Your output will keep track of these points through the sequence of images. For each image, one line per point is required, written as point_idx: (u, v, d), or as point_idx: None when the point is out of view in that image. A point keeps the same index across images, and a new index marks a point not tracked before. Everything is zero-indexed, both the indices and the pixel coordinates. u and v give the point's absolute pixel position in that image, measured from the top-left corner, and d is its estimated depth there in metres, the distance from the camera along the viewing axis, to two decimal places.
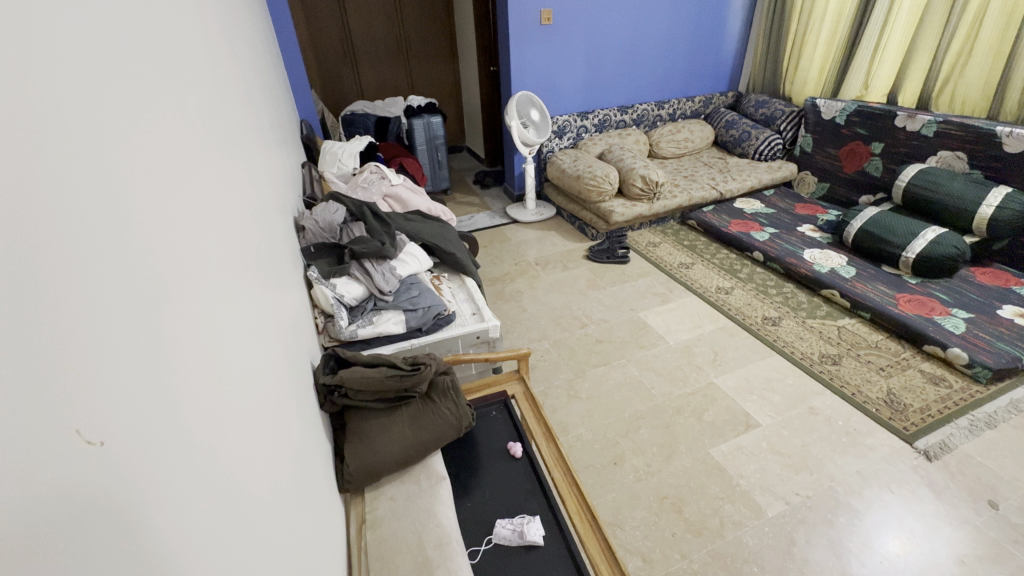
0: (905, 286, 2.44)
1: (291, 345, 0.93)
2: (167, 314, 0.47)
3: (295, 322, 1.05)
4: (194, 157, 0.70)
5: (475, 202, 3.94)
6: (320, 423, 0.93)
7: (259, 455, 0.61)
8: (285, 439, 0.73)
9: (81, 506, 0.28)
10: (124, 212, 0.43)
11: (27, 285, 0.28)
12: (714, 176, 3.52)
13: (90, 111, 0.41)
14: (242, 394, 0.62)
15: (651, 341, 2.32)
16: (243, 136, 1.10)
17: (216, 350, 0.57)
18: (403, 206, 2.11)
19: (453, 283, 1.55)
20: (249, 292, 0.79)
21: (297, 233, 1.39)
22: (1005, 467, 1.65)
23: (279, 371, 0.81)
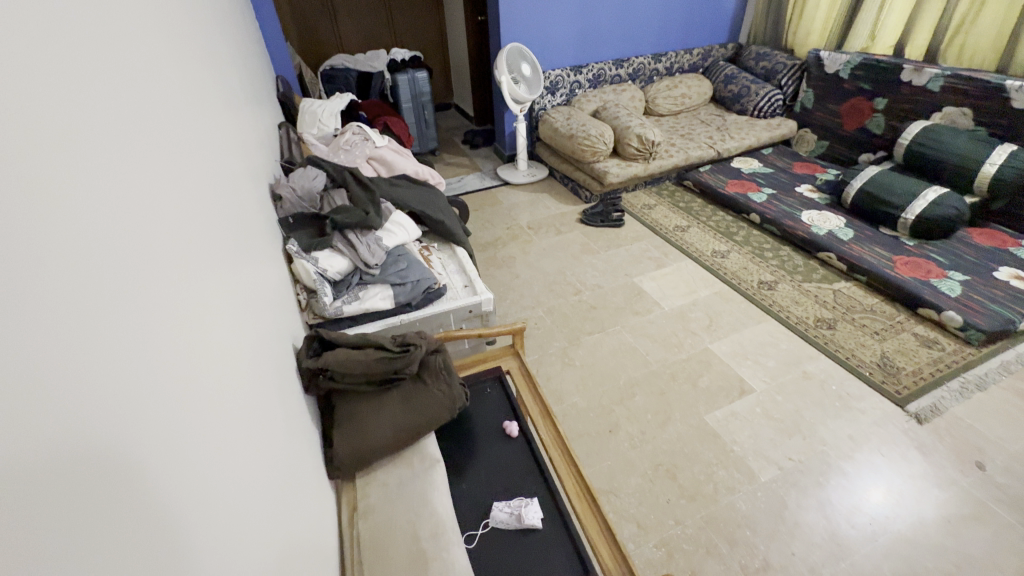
0: (903, 248, 2.40)
1: (275, 327, 0.88)
2: (159, 309, 0.47)
3: (278, 302, 0.99)
4: (175, 144, 0.69)
5: (464, 163, 3.79)
6: (309, 408, 0.89)
7: (250, 439, 0.60)
8: (274, 421, 0.71)
9: (79, 484, 0.29)
10: (83, 188, 0.40)
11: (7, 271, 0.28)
12: (711, 135, 3.39)
13: (33, 76, 0.37)
14: (228, 376, 0.60)
15: (646, 306, 2.29)
16: (210, 97, 1.00)
17: (197, 335, 0.54)
18: (389, 169, 2.00)
19: (443, 253, 1.48)
20: (227, 274, 0.74)
21: (273, 202, 1.28)
22: (993, 428, 1.68)
23: (264, 357, 0.78)
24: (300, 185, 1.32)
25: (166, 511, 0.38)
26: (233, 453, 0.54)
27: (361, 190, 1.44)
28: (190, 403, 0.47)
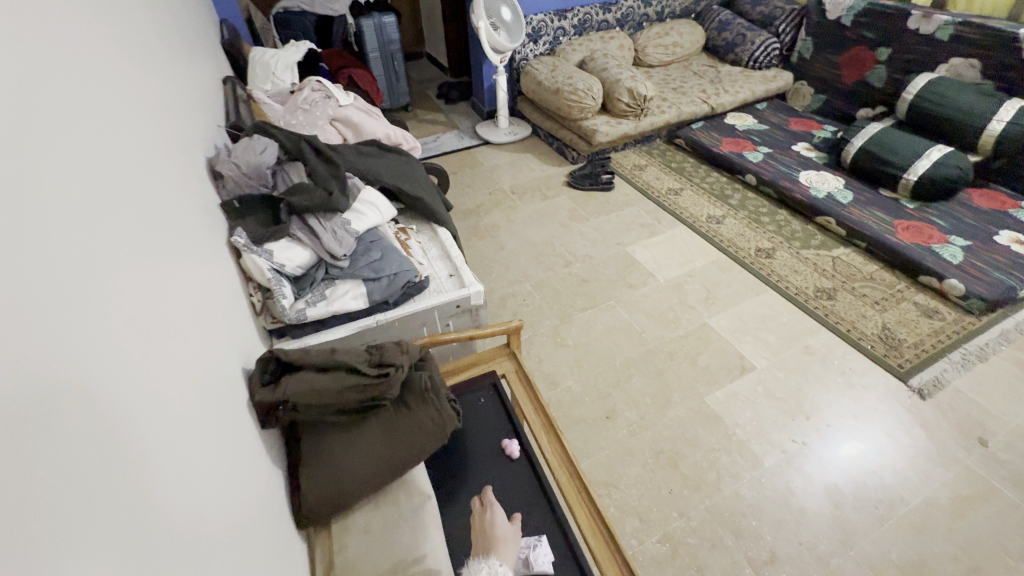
0: (903, 211, 2.31)
1: (193, 360, 0.70)
2: (87, 341, 0.50)
3: (206, 319, 0.80)
4: (98, 161, 0.68)
5: (440, 120, 3.50)
6: (250, 453, 0.74)
7: (156, 471, 0.52)
8: (198, 438, 0.62)
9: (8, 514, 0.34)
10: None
11: None
12: (704, 88, 3.18)
13: None
14: (120, 398, 0.51)
15: (640, 279, 2.16)
16: (85, 53, 0.77)
17: (93, 362, 0.49)
18: (355, 131, 1.75)
19: (423, 236, 1.32)
20: (103, 300, 0.56)
21: (212, 182, 1.09)
22: (994, 402, 1.64)
23: (177, 401, 0.61)
24: (245, 161, 1.11)
25: (110, 533, 0.42)
26: (128, 491, 0.47)
27: (324, 165, 1.23)
28: (47, 446, 0.40)
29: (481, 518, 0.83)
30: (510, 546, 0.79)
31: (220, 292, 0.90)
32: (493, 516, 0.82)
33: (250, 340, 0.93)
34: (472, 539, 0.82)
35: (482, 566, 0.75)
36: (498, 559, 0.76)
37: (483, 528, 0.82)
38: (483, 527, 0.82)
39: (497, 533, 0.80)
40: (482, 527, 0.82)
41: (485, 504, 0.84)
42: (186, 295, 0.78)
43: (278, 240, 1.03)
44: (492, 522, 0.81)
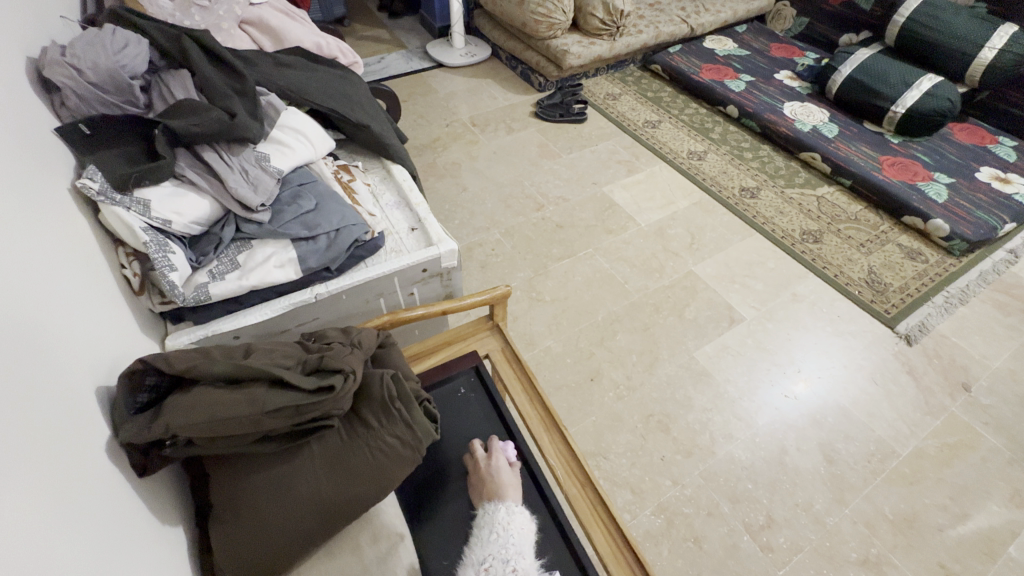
0: (888, 147, 2.19)
1: (60, 354, 0.52)
2: (21, 298, 0.49)
3: (71, 296, 0.58)
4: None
5: (383, 37, 3.00)
6: (119, 512, 0.50)
7: (69, 427, 0.48)
8: (72, 414, 0.50)
9: None
10: None
11: None
12: (683, 6, 2.87)
13: None
14: (24, 352, 0.46)
15: (620, 223, 1.95)
16: None
17: (27, 315, 0.49)
18: (275, 38, 1.36)
19: (373, 178, 1.03)
20: None
21: (44, 97, 0.72)
22: (976, 345, 1.62)
23: (34, 423, 0.44)
24: (92, 63, 0.75)
25: (67, 473, 0.45)
26: (45, 447, 0.44)
27: (227, 81, 0.90)
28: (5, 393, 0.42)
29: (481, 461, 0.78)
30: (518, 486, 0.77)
31: (76, 259, 0.62)
32: (498, 459, 0.77)
33: (117, 332, 0.64)
34: (471, 481, 0.77)
35: (496, 505, 0.72)
36: (511, 498, 0.74)
37: (486, 471, 0.77)
38: (487, 470, 0.77)
39: (504, 475, 0.76)
40: (485, 470, 0.77)
41: (486, 448, 0.79)
42: None
43: (157, 185, 0.73)
44: (496, 465, 0.77)
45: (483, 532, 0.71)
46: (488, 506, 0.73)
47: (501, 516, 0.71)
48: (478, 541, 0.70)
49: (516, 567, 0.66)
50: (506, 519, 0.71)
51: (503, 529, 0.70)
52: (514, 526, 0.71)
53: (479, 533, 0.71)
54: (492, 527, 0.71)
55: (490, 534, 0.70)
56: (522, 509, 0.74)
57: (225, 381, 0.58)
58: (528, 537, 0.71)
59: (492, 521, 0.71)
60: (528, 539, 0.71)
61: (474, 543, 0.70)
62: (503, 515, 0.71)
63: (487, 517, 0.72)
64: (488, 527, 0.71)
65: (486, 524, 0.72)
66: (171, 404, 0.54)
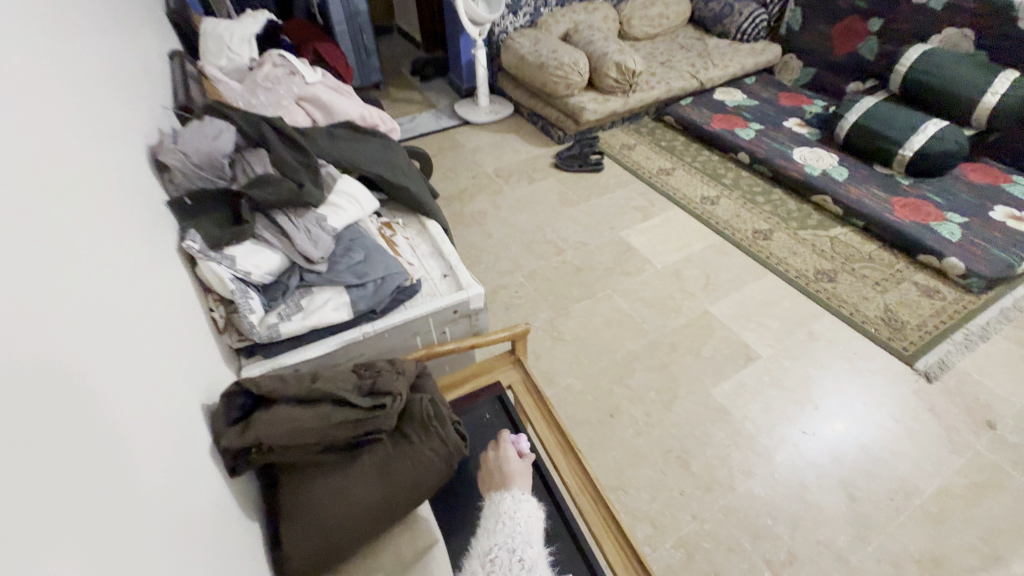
0: (899, 188, 2.26)
1: (174, 384, 0.65)
2: (145, 342, 0.63)
3: (176, 337, 0.72)
4: (122, 179, 0.78)
5: (415, 99, 3.29)
6: (216, 511, 0.61)
7: (185, 441, 0.62)
8: (187, 431, 0.63)
9: (131, 459, 0.50)
10: (71, 267, 0.55)
11: (65, 360, 0.48)
12: (693, 62, 3.06)
13: (34, 207, 0.53)
14: (152, 385, 0.60)
15: (637, 266, 2.05)
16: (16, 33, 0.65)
17: (151, 356, 0.63)
18: (326, 112, 1.57)
19: (410, 231, 1.18)
20: (83, 336, 0.52)
21: (159, 174, 0.91)
22: (1000, 383, 1.62)
23: (160, 437, 0.57)
24: (195, 148, 0.92)
25: (184, 478, 0.58)
26: (170, 457, 0.57)
27: (294, 155, 1.08)
28: (143, 416, 0.55)
29: (494, 454, 0.87)
30: (525, 477, 0.84)
31: (178, 306, 0.77)
32: (508, 452, 0.86)
33: (206, 365, 0.78)
34: (484, 472, 0.86)
35: (504, 496, 0.79)
36: (518, 489, 0.80)
37: (497, 462, 0.86)
38: (498, 462, 0.85)
39: (513, 467, 0.84)
40: (496, 462, 0.85)
41: (499, 442, 0.88)
42: (116, 305, 0.61)
43: (240, 243, 0.89)
44: (507, 457, 0.85)
45: (491, 521, 0.76)
46: (496, 497, 0.79)
47: (509, 506, 0.77)
48: (486, 530, 0.75)
49: (522, 556, 0.70)
50: (513, 509, 0.77)
51: (510, 519, 0.75)
52: (520, 515, 0.76)
53: (487, 523, 0.76)
54: (500, 517, 0.76)
55: (498, 524, 0.75)
56: (529, 500, 0.80)
57: (298, 401, 0.71)
58: (533, 527, 0.76)
59: (500, 511, 0.77)
60: (534, 529, 0.76)
61: (482, 532, 0.75)
62: (511, 504, 0.77)
63: (495, 506, 0.78)
64: (496, 516, 0.76)
65: (494, 514, 0.77)
66: (256, 417, 0.67)
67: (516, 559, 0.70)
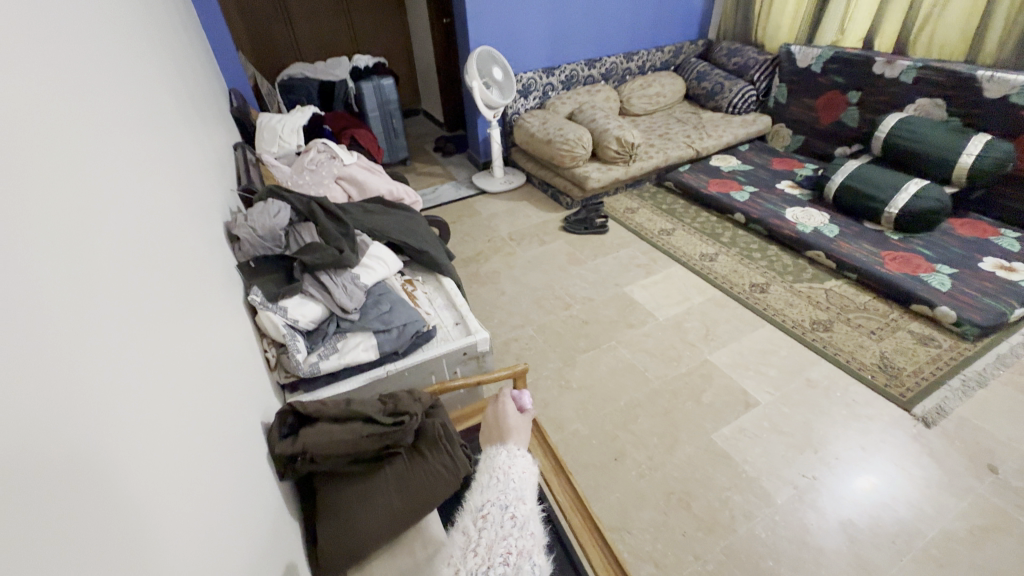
0: (889, 243, 2.38)
1: (246, 409, 0.83)
2: (228, 375, 0.82)
3: (245, 373, 0.90)
4: (209, 250, 1.00)
5: (437, 172, 3.65)
6: (272, 511, 0.76)
7: (257, 455, 0.78)
8: (257, 447, 0.80)
9: (224, 462, 0.67)
10: (186, 314, 0.75)
11: (188, 382, 0.66)
12: (689, 134, 3.35)
13: (165, 271, 0.74)
14: (235, 409, 0.78)
15: (640, 318, 2.20)
16: (148, 147, 0.90)
17: (232, 387, 0.81)
18: (360, 189, 1.84)
19: (428, 286, 1.37)
20: (192, 364, 0.70)
21: (230, 244, 1.15)
22: (1001, 428, 1.64)
23: (238, 446, 0.74)
24: (262, 224, 1.17)
25: (256, 483, 0.74)
26: (248, 464, 0.74)
27: (335, 226, 1.31)
28: (230, 431, 0.73)
29: (494, 412, 0.83)
30: (524, 434, 0.79)
31: (244, 348, 0.96)
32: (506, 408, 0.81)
33: (263, 396, 0.95)
34: (484, 428, 0.82)
35: (499, 450, 0.72)
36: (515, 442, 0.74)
37: (496, 418, 0.82)
38: (497, 419, 0.81)
39: (511, 424, 0.80)
40: (495, 419, 0.82)
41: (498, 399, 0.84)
42: (210, 345, 0.80)
43: (292, 297, 1.09)
44: (505, 413, 0.81)
45: (485, 476, 0.68)
46: (491, 451, 0.72)
47: (503, 459, 0.69)
48: (478, 486, 0.67)
49: (514, 513, 0.62)
50: (508, 463, 0.69)
51: (504, 473, 0.67)
52: (515, 470, 0.68)
53: (479, 479, 0.68)
54: (494, 471, 0.68)
55: (491, 478, 0.67)
56: (525, 456, 0.72)
57: (335, 420, 0.88)
58: (529, 483, 0.67)
59: (494, 466, 0.69)
60: (529, 486, 0.67)
61: (473, 489, 0.67)
62: (505, 459, 0.70)
63: (490, 461, 0.70)
64: (490, 471, 0.69)
65: (488, 469, 0.70)
66: (302, 432, 0.83)
67: (507, 516, 0.62)
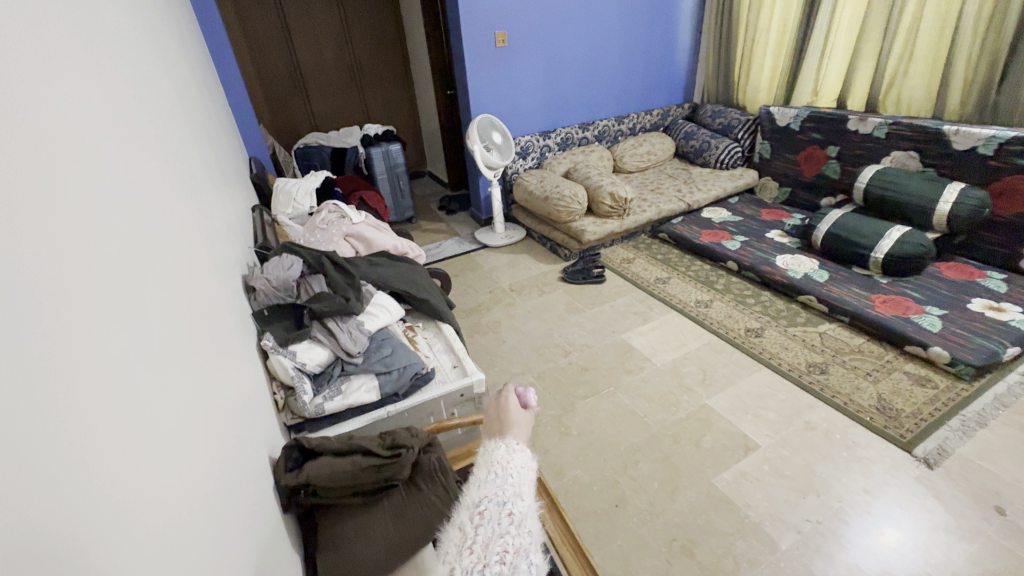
0: (878, 286, 2.46)
1: (253, 447, 0.88)
2: (238, 414, 0.88)
3: (254, 414, 0.96)
4: (226, 301, 1.09)
5: (442, 228, 3.83)
6: (274, 543, 0.80)
7: (260, 491, 0.83)
8: (261, 483, 0.84)
9: (229, 495, 0.72)
10: (204, 356, 0.83)
11: (201, 418, 0.72)
12: (679, 188, 3.53)
13: (188, 319, 0.83)
14: (242, 448, 0.83)
15: (637, 364, 2.24)
16: (179, 211, 1.02)
17: (241, 426, 0.87)
18: (367, 245, 1.97)
19: (429, 332, 1.46)
20: (206, 401, 0.76)
21: (246, 295, 1.25)
22: (1005, 468, 1.63)
23: (243, 481, 0.78)
24: (275, 276, 1.27)
25: (259, 517, 0.78)
26: (252, 500, 0.78)
27: (343, 277, 1.41)
28: (236, 466, 0.78)
29: (495, 402, 0.78)
30: (526, 428, 0.74)
31: (254, 391, 1.02)
32: (509, 400, 0.76)
33: (269, 437, 1.00)
34: (484, 421, 0.77)
35: (497, 445, 0.69)
36: (514, 437, 0.71)
37: (498, 410, 0.76)
38: (498, 411, 0.76)
39: (513, 417, 0.75)
40: (496, 411, 0.76)
41: (500, 390, 0.78)
42: (223, 387, 0.87)
43: (300, 341, 1.18)
44: (507, 406, 0.76)
45: (482, 471, 0.66)
46: (489, 446, 0.69)
47: (501, 455, 0.67)
48: (475, 481, 0.65)
49: (511, 510, 0.61)
50: (506, 458, 0.67)
51: (502, 469, 0.65)
52: (513, 466, 0.66)
53: (477, 473, 0.66)
54: (492, 467, 0.66)
55: (489, 473, 0.65)
56: (525, 451, 0.69)
57: (337, 455, 0.94)
58: (528, 479, 0.66)
59: (492, 460, 0.67)
60: (528, 482, 0.66)
61: (470, 483, 0.65)
62: (504, 454, 0.67)
63: (488, 456, 0.68)
64: (488, 466, 0.67)
65: (486, 463, 0.68)
66: (306, 466, 0.89)
67: (504, 513, 0.61)
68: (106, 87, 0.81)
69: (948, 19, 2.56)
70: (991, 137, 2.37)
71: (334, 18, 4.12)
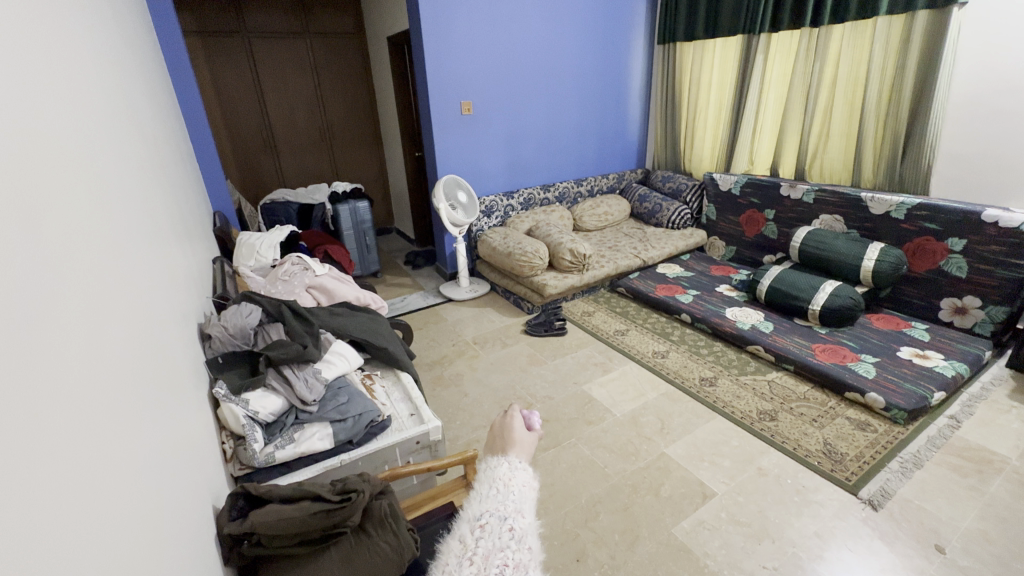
0: (818, 336, 2.63)
1: (196, 495, 0.86)
2: (184, 460, 0.87)
3: (200, 463, 0.94)
4: (179, 345, 1.09)
5: (407, 283, 3.87)
6: None
7: (200, 542, 0.80)
8: (201, 532, 0.82)
9: (170, 542, 0.70)
10: (154, 401, 0.83)
11: (146, 458, 0.72)
12: (635, 245, 3.73)
13: (141, 363, 0.83)
14: (185, 496, 0.81)
15: (598, 415, 2.27)
16: (139, 256, 1.04)
17: (186, 472, 0.85)
18: (329, 296, 1.99)
19: (386, 380, 1.48)
20: (152, 444, 0.76)
21: (201, 342, 1.27)
22: (940, 507, 1.71)
23: (184, 528, 0.76)
24: (232, 325, 1.29)
25: (197, 565, 0.76)
26: (191, 548, 0.76)
27: (302, 326, 1.44)
28: (179, 513, 0.76)
29: (500, 420, 0.81)
30: (528, 447, 0.77)
31: (203, 440, 1.00)
32: (514, 420, 0.78)
33: (215, 487, 0.98)
34: (488, 434, 0.79)
35: (500, 462, 0.72)
36: (517, 456, 0.74)
37: (501, 428, 0.79)
38: (502, 428, 0.79)
39: (517, 436, 0.77)
40: (501, 428, 0.79)
41: (506, 409, 0.81)
42: (171, 432, 0.86)
43: (256, 390, 1.18)
44: (512, 425, 0.78)
45: (484, 486, 0.69)
46: (492, 462, 0.72)
47: (504, 472, 0.70)
48: (477, 495, 0.68)
49: (512, 525, 0.62)
50: (509, 476, 0.70)
51: (504, 485, 0.68)
52: (515, 483, 0.68)
53: (478, 488, 0.69)
54: (493, 482, 0.69)
55: (491, 488, 0.68)
56: (525, 469, 0.72)
57: (286, 501, 0.93)
58: (529, 498, 0.68)
59: (495, 477, 0.70)
60: (529, 501, 0.68)
61: (472, 497, 0.68)
62: (506, 471, 0.70)
63: (490, 472, 0.71)
64: (490, 482, 0.69)
65: (488, 480, 0.70)
66: (252, 514, 0.89)
67: (505, 527, 0.62)
68: (75, 139, 0.86)
69: (855, 103, 2.95)
70: (900, 203, 2.67)
71: (309, 84, 4.34)
